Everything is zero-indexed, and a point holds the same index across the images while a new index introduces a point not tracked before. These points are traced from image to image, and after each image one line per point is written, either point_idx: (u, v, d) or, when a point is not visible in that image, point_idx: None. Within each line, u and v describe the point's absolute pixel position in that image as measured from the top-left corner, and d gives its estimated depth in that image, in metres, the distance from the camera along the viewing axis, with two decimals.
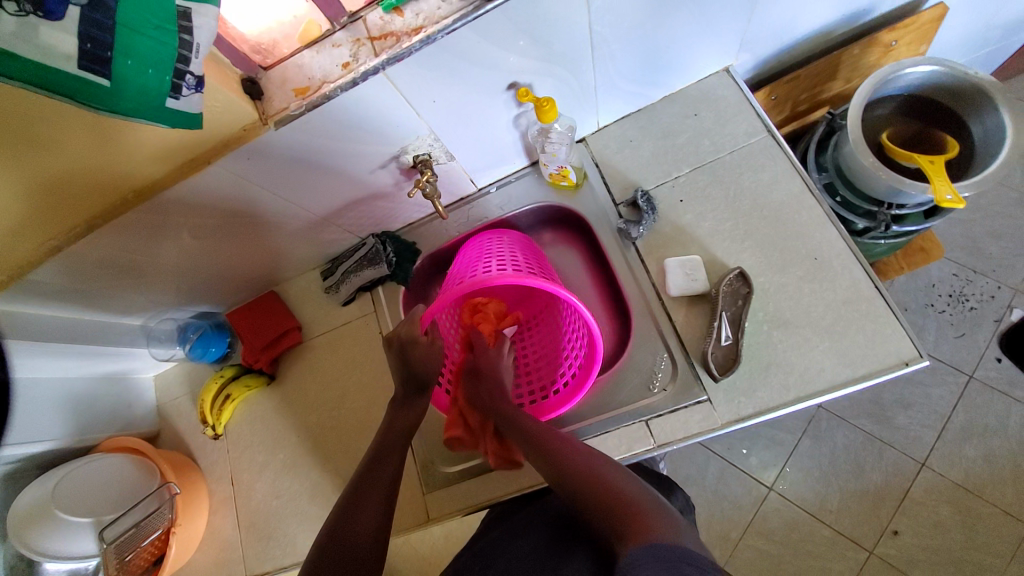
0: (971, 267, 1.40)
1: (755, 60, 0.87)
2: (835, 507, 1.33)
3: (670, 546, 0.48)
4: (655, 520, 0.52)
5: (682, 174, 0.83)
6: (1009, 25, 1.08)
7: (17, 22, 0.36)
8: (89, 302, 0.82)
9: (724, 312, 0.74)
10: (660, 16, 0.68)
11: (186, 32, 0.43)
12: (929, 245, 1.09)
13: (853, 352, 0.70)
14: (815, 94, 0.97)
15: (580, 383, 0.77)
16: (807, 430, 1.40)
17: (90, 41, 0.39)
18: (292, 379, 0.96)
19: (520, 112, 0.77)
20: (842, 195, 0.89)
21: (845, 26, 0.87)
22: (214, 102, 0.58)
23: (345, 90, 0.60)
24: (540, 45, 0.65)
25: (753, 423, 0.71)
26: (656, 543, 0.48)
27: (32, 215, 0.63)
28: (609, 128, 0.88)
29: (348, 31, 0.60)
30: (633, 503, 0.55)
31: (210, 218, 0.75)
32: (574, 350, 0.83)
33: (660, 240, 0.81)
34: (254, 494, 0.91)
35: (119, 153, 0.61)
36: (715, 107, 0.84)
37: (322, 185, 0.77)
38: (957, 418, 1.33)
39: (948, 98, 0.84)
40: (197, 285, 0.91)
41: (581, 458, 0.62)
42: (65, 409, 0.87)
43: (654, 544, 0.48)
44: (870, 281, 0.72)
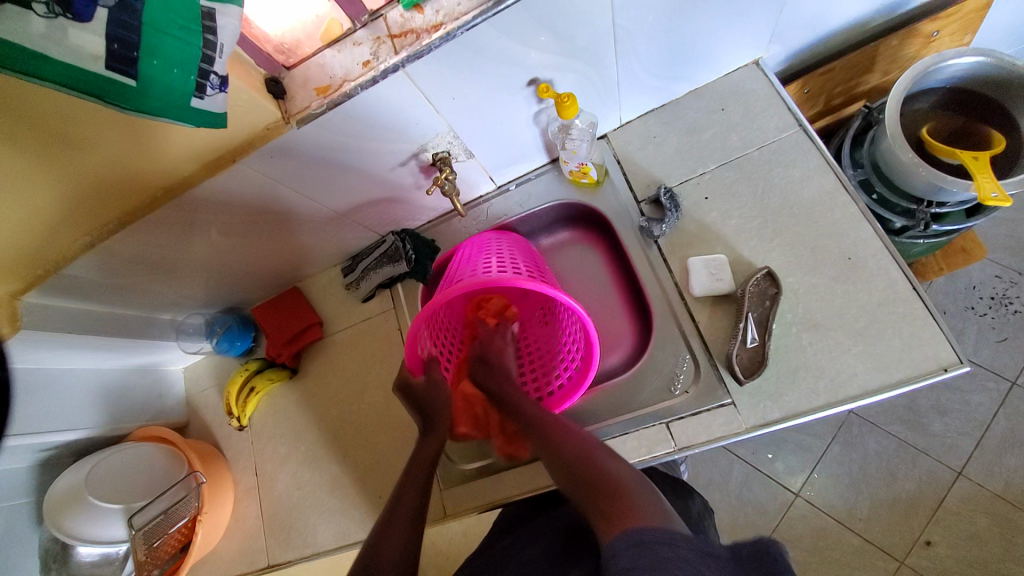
0: (1017, 269, 1.32)
1: (787, 51, 0.83)
2: (864, 516, 1.28)
3: (651, 530, 0.47)
4: (637, 504, 0.51)
5: (708, 171, 0.80)
6: None
7: (46, 24, 0.37)
8: (124, 297, 0.85)
9: (751, 313, 0.71)
10: (687, 9, 0.66)
11: (209, 32, 0.43)
12: (971, 246, 1.03)
13: (887, 356, 0.67)
14: (851, 86, 0.92)
15: (578, 381, 0.76)
16: (837, 436, 1.35)
17: (117, 41, 0.40)
18: (314, 374, 0.98)
19: (540, 108, 0.75)
20: (880, 192, 0.84)
21: (883, 16, 0.82)
22: (239, 102, 0.59)
23: (365, 88, 0.60)
24: (563, 40, 0.64)
25: (778, 429, 0.69)
26: (637, 529, 0.47)
27: (70, 212, 0.66)
28: (632, 124, 0.86)
29: (368, 30, 0.60)
30: (619, 487, 0.54)
31: (235, 215, 0.77)
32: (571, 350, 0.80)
33: (684, 238, 0.79)
34: (276, 485, 0.93)
35: (149, 152, 0.63)
36: (744, 101, 0.81)
37: (343, 183, 0.78)
38: (999, 426, 1.26)
39: (997, 89, 0.79)
40: (223, 281, 0.93)
41: (580, 444, 0.61)
42: (101, 399, 0.91)
43: (635, 530, 0.47)
44: (908, 282, 0.69)
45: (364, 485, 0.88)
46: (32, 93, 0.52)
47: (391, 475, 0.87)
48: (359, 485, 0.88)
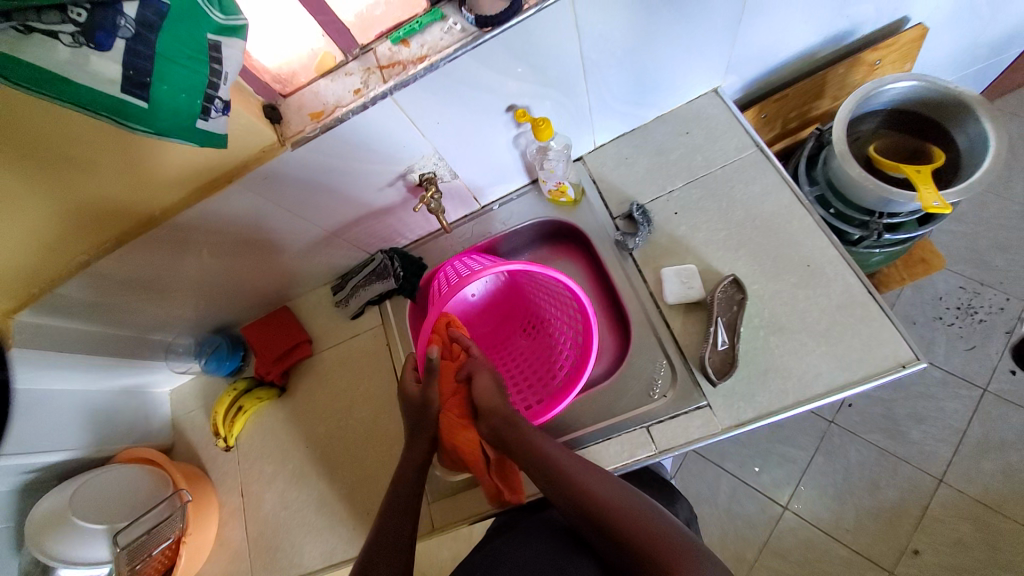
0: (979, 280, 1.40)
1: (743, 81, 0.91)
2: (851, 525, 1.30)
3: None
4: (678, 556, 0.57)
5: (676, 188, 0.86)
6: (993, 44, 1.13)
7: (70, 52, 0.40)
8: (115, 317, 0.87)
9: (720, 317, 0.76)
10: (648, 43, 0.74)
11: (216, 62, 0.48)
12: (929, 256, 1.10)
13: (849, 356, 0.71)
14: (804, 112, 1.01)
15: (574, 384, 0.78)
16: (820, 446, 1.37)
17: (132, 69, 0.44)
18: (302, 391, 0.99)
19: (519, 132, 0.81)
20: (836, 208, 0.91)
21: (830, 47, 0.92)
22: (238, 125, 0.64)
23: (357, 113, 0.65)
24: (537, 71, 0.70)
25: (753, 428, 0.72)
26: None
27: (70, 230, 0.69)
28: (606, 147, 0.93)
29: (360, 61, 0.66)
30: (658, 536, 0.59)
31: (229, 236, 0.81)
32: (565, 355, 0.84)
33: (657, 250, 0.84)
34: (262, 505, 0.93)
35: (151, 173, 0.67)
36: (706, 125, 0.88)
37: (333, 203, 0.82)
38: (973, 431, 1.30)
39: (933, 111, 0.87)
40: (214, 301, 0.95)
41: (598, 487, 0.64)
42: (87, 420, 0.91)
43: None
44: (863, 287, 0.74)
45: (352, 502, 0.88)
46: (48, 114, 0.56)
47: (378, 490, 0.88)
48: (347, 502, 0.88)
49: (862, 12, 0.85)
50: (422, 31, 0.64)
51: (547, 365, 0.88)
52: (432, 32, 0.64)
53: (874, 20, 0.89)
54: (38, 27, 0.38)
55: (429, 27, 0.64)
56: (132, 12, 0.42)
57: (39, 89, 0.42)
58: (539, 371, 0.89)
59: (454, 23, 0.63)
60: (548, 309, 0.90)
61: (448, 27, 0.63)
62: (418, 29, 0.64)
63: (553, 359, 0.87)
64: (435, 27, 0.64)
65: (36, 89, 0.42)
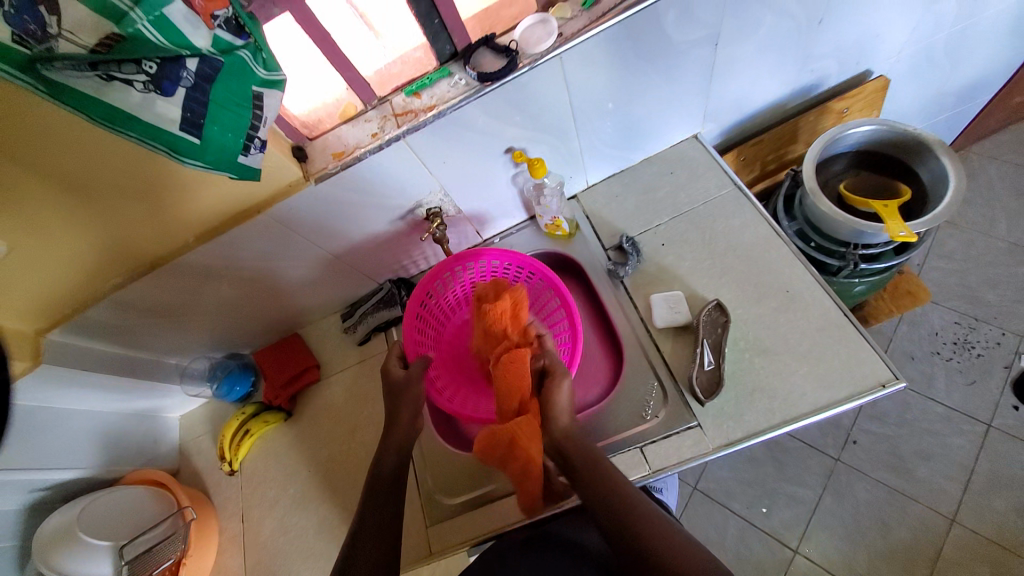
0: (973, 315, 1.43)
1: (721, 127, 1.01)
2: (865, 570, 1.25)
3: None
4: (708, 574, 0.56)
5: (663, 223, 0.93)
6: (958, 93, 1.23)
7: (141, 96, 0.49)
8: (138, 339, 0.92)
9: (706, 339, 0.81)
10: (632, 94, 0.84)
11: (258, 109, 0.57)
12: (916, 289, 1.15)
13: (830, 375, 0.74)
14: (781, 155, 1.10)
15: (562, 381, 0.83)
16: (828, 486, 1.34)
17: (189, 112, 0.52)
18: (308, 415, 1.02)
19: (517, 171, 0.90)
20: (815, 241, 0.98)
21: (799, 97, 1.02)
22: (270, 163, 0.73)
23: (373, 154, 0.74)
24: (532, 119, 0.80)
25: (742, 448, 0.74)
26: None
27: (110, 255, 0.77)
28: (598, 185, 1.01)
29: (377, 110, 0.76)
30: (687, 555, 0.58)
31: (251, 265, 0.88)
32: None
33: (646, 278, 0.90)
34: (262, 531, 0.93)
35: (188, 204, 0.75)
36: (688, 166, 0.97)
37: (347, 233, 0.89)
38: (983, 469, 1.28)
39: (896, 151, 0.96)
40: (230, 326, 1.01)
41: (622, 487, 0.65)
42: (99, 440, 0.94)
43: None
44: (840, 311, 0.78)
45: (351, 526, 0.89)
46: (111, 149, 0.65)
47: None
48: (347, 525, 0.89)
49: (825, 67, 0.96)
50: (432, 85, 0.74)
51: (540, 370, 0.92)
52: (440, 86, 0.74)
53: (838, 74, 0.99)
54: (117, 77, 0.47)
55: (438, 82, 0.74)
56: (193, 66, 0.50)
57: (113, 123, 0.50)
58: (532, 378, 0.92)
59: (459, 78, 0.73)
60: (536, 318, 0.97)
61: (455, 82, 0.73)
62: (428, 83, 0.74)
63: None
64: (443, 82, 0.74)
65: (111, 123, 0.50)
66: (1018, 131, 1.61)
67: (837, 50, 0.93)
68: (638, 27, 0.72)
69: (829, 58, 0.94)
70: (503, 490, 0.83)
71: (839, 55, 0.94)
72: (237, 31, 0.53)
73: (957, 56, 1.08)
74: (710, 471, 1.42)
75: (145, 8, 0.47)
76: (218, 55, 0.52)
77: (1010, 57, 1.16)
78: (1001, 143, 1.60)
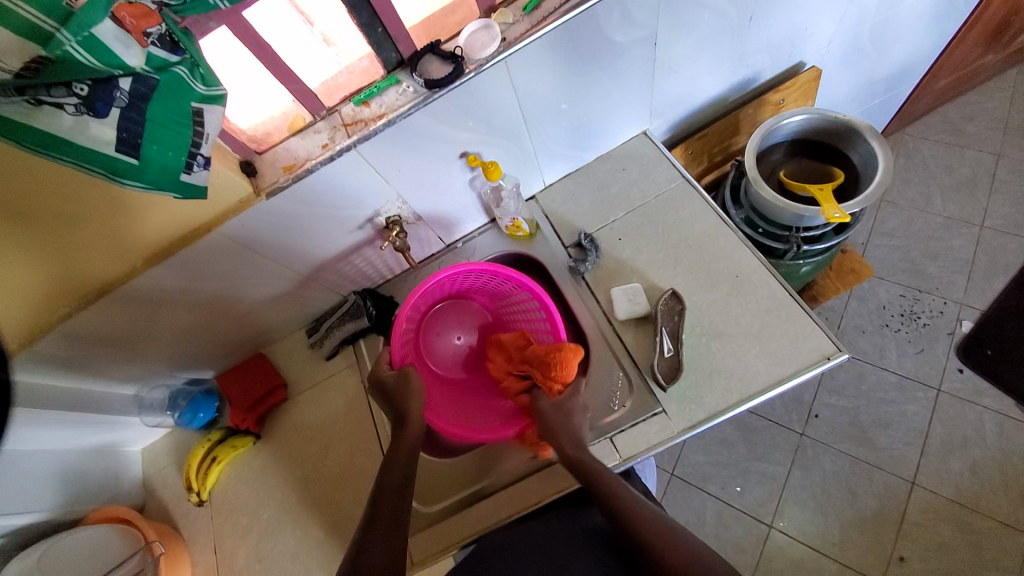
0: (916, 287, 1.52)
1: (668, 123, 1.05)
2: (837, 538, 1.31)
3: None
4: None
5: (619, 217, 0.96)
6: (887, 78, 1.32)
7: (74, 119, 0.48)
8: (88, 371, 0.88)
9: (664, 327, 0.84)
10: (580, 94, 0.86)
11: (199, 125, 0.55)
12: (858, 266, 1.22)
13: (781, 352, 0.79)
14: (726, 147, 1.15)
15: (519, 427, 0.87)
16: (796, 460, 1.40)
17: (126, 132, 0.51)
18: (278, 436, 1.00)
19: (473, 175, 0.91)
20: (762, 227, 1.03)
21: (738, 91, 1.07)
22: (217, 180, 0.71)
23: (324, 164, 0.74)
24: (484, 123, 0.82)
25: (704, 429, 0.78)
26: None
27: (53, 281, 0.73)
28: (555, 185, 1.03)
29: (327, 121, 0.75)
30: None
31: (206, 287, 0.86)
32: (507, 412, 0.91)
33: (606, 273, 0.92)
34: (236, 560, 0.91)
35: (136, 225, 0.72)
36: (640, 162, 1.01)
37: (304, 248, 0.88)
38: (935, 431, 1.37)
39: (828, 138, 1.02)
40: (190, 352, 0.98)
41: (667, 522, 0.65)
42: (56, 481, 0.89)
43: None
44: (786, 290, 0.83)
45: (330, 545, 0.88)
46: (47, 169, 0.61)
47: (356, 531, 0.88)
48: (325, 546, 0.88)
49: (760, 61, 1.01)
50: (380, 93, 0.74)
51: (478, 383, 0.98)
52: (389, 95, 0.74)
53: (773, 67, 1.05)
54: (47, 101, 0.46)
55: (386, 90, 0.74)
56: (127, 86, 0.50)
57: (46, 148, 0.49)
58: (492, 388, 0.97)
59: (407, 86, 0.74)
60: (465, 336, 1.01)
61: (403, 90, 0.74)
62: (377, 92, 0.74)
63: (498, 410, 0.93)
64: (391, 90, 0.74)
65: (44, 148, 0.49)
66: (945, 113, 1.73)
67: (769, 45, 0.98)
68: (579, 28, 0.75)
69: (761, 53, 0.99)
70: (484, 492, 0.84)
71: (771, 50, 1.00)
72: (172, 47, 0.52)
73: (881, 45, 1.16)
74: (687, 457, 1.46)
75: (73, 29, 0.45)
76: (153, 73, 0.51)
77: (928, 44, 1.25)
78: (930, 125, 1.72)
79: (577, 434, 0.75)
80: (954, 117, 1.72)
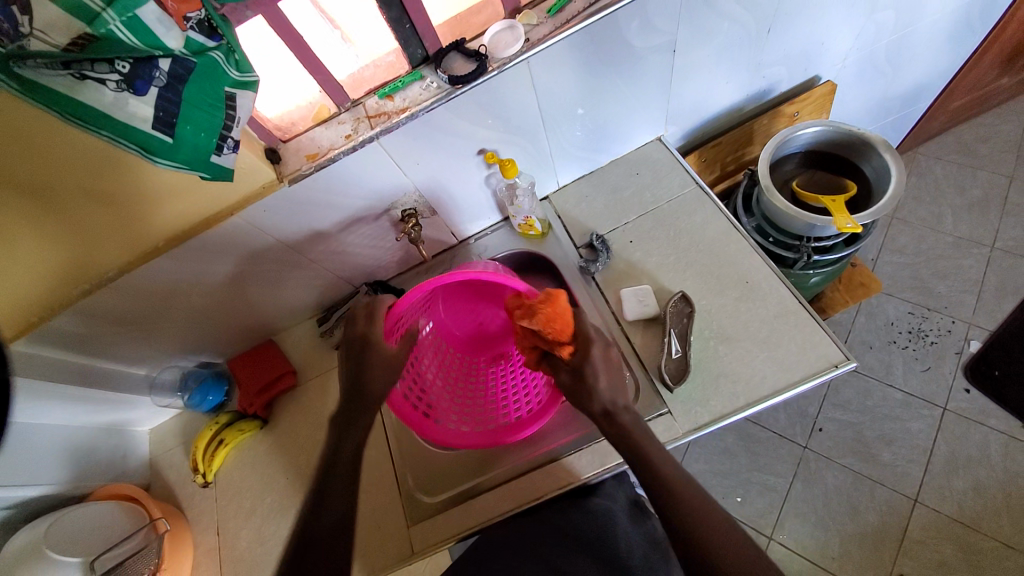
0: (925, 306, 1.52)
1: (682, 130, 1.06)
2: (836, 553, 1.30)
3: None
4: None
5: (631, 220, 0.98)
6: (901, 96, 1.33)
7: (114, 95, 0.50)
8: (101, 350, 0.89)
9: (673, 329, 0.85)
10: (598, 97, 0.88)
11: (231, 109, 0.57)
12: (868, 280, 1.22)
13: (788, 359, 0.79)
14: (739, 156, 1.17)
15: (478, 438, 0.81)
16: (798, 473, 1.39)
17: (162, 111, 0.53)
18: (284, 422, 1.01)
19: (489, 173, 0.93)
20: (773, 236, 1.04)
21: (753, 102, 1.08)
22: (242, 165, 0.73)
23: (346, 155, 0.76)
24: (503, 121, 0.83)
25: (709, 431, 0.78)
26: None
27: (75, 258, 0.75)
28: (568, 187, 1.05)
29: (351, 113, 0.77)
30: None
31: (223, 270, 0.87)
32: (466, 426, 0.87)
33: (616, 274, 0.93)
34: (238, 542, 0.92)
35: (160, 206, 0.74)
36: (653, 167, 1.02)
37: (321, 236, 0.90)
38: (940, 450, 1.36)
39: (841, 150, 1.03)
40: (202, 335, 0.99)
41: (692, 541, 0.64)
42: (65, 454, 0.91)
43: None
44: (795, 298, 0.84)
45: None
46: (79, 147, 0.63)
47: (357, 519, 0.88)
48: None
49: (775, 73, 1.03)
50: (404, 88, 0.76)
51: (465, 396, 0.93)
52: (413, 89, 0.76)
53: (788, 80, 1.07)
54: (90, 75, 0.48)
55: (410, 85, 0.76)
56: (166, 66, 0.51)
57: (83, 120, 0.50)
58: (465, 402, 0.92)
59: (431, 82, 0.76)
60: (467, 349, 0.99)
61: (427, 85, 0.76)
62: (401, 87, 0.76)
63: (457, 422, 0.88)
64: (415, 85, 0.76)
65: (81, 120, 0.50)
66: (959, 134, 1.74)
67: (786, 57, 0.99)
68: (600, 32, 0.76)
69: (778, 65, 1.00)
70: (485, 486, 0.84)
71: (788, 62, 1.01)
72: (210, 32, 0.54)
73: (897, 62, 1.18)
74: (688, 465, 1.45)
75: (118, 8, 0.47)
76: (191, 57, 0.53)
77: (944, 64, 1.26)
78: (944, 145, 1.73)
79: (611, 401, 0.70)
80: (969, 138, 1.73)
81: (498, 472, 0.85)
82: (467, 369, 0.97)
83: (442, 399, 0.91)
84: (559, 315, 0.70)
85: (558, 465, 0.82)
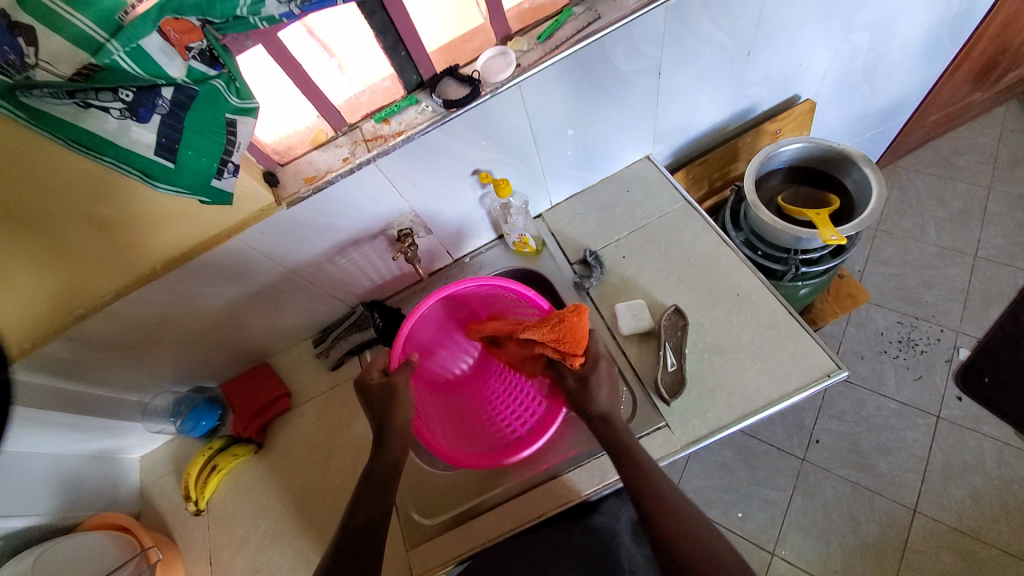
0: (913, 315, 1.55)
1: (670, 149, 1.10)
2: (839, 567, 1.29)
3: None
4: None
5: (623, 236, 1.00)
6: (878, 113, 1.39)
7: (117, 124, 0.52)
8: (94, 375, 0.88)
9: (667, 342, 0.86)
10: (588, 118, 0.90)
11: (231, 135, 0.59)
12: (855, 290, 1.25)
13: (782, 369, 0.81)
14: (725, 173, 1.20)
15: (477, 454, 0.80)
16: (797, 485, 1.39)
17: (165, 137, 0.54)
18: (279, 445, 1.00)
19: (484, 193, 0.95)
20: (761, 249, 1.06)
21: (737, 120, 1.12)
22: (240, 189, 0.74)
23: (344, 177, 0.77)
24: (497, 143, 0.86)
25: (707, 444, 0.79)
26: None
27: (72, 283, 0.75)
28: (561, 205, 1.07)
29: (348, 136, 0.79)
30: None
31: (219, 293, 0.88)
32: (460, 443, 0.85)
33: (610, 289, 0.95)
34: (232, 571, 0.89)
35: (158, 230, 0.75)
36: (643, 184, 1.05)
37: (317, 257, 0.91)
38: (936, 458, 1.37)
39: (822, 165, 1.07)
40: (197, 358, 0.99)
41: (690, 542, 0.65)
42: (54, 484, 0.89)
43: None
44: (786, 310, 0.85)
45: None
46: (80, 172, 0.64)
47: None
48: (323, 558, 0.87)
49: (757, 93, 1.07)
50: (400, 112, 0.79)
51: (458, 421, 0.92)
52: (409, 113, 0.78)
53: (770, 99, 1.11)
54: (94, 104, 0.50)
55: (406, 109, 0.79)
56: (168, 95, 0.53)
57: (89, 147, 0.52)
58: (461, 427, 0.91)
59: (426, 105, 0.78)
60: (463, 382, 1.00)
61: (422, 109, 0.78)
62: (397, 111, 0.78)
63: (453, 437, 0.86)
64: (410, 109, 0.78)
65: (87, 147, 0.52)
66: (937, 148, 1.80)
67: (766, 78, 1.04)
68: (588, 57, 0.80)
69: (759, 85, 1.05)
70: (484, 507, 0.83)
71: (768, 82, 1.05)
72: (211, 62, 0.55)
73: (873, 80, 1.23)
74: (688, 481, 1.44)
75: (121, 40, 0.48)
76: (193, 84, 0.54)
77: (916, 82, 1.32)
78: (923, 159, 1.79)
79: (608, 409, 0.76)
80: (946, 152, 1.79)
81: (496, 492, 0.84)
82: (464, 401, 0.97)
83: (438, 420, 0.89)
84: (579, 329, 0.76)
85: (559, 483, 0.81)
